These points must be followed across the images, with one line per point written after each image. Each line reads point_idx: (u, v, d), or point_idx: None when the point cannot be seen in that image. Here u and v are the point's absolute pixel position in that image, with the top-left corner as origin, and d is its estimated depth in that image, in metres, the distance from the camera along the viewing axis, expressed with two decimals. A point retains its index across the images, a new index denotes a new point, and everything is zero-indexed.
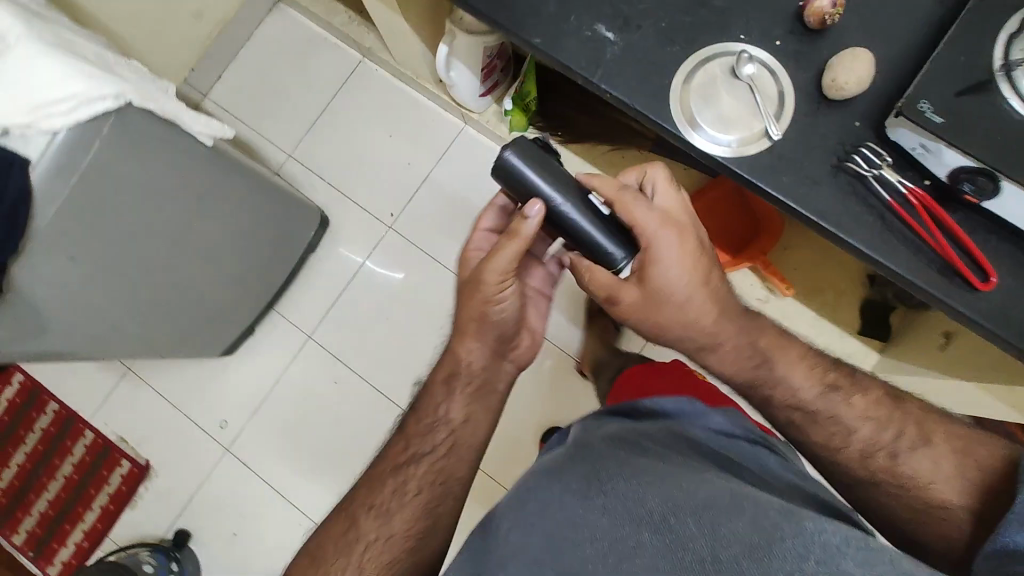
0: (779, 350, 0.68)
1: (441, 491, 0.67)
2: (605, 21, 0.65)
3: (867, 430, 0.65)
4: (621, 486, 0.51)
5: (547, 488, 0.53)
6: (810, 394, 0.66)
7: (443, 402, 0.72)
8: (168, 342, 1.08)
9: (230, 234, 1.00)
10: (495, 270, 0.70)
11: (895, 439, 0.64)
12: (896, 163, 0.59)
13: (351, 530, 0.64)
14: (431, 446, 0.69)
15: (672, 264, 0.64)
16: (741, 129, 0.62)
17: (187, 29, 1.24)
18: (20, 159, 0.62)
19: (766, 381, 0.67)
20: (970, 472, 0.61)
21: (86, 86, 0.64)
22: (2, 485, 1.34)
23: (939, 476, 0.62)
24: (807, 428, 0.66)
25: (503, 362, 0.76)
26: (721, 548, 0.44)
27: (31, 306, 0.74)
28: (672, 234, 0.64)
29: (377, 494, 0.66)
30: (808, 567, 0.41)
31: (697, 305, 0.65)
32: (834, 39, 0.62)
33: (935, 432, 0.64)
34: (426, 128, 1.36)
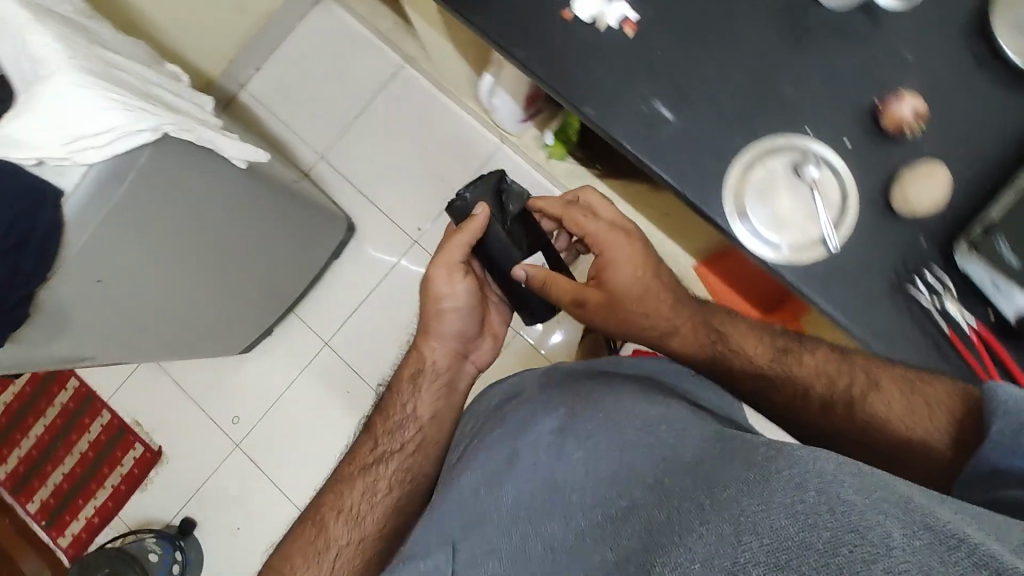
0: (731, 327, 0.67)
1: (410, 490, 0.67)
2: (664, 97, 0.61)
3: (819, 386, 0.59)
4: (596, 441, 0.50)
5: (543, 452, 0.52)
6: (760, 360, 0.63)
7: (410, 399, 0.72)
8: (186, 345, 1.09)
9: (247, 235, 0.99)
10: (449, 264, 0.73)
11: (846, 388, 0.57)
12: (960, 292, 0.56)
13: (320, 536, 0.64)
14: (401, 443, 0.69)
15: (624, 263, 0.68)
16: (796, 234, 0.59)
17: (226, 22, 1.23)
18: (54, 190, 0.62)
19: (722, 355, 0.65)
20: (927, 404, 0.52)
21: (125, 119, 0.63)
22: (21, 454, 1.38)
23: (897, 416, 0.54)
24: (766, 395, 0.62)
25: (465, 361, 0.77)
26: (715, 492, 0.38)
27: (57, 324, 0.74)
28: (621, 240, 0.69)
29: (345, 498, 0.66)
30: (805, 499, 0.34)
31: (653, 299, 0.68)
32: (910, 145, 0.58)
33: (882, 374, 0.55)
34: (462, 142, 1.33)
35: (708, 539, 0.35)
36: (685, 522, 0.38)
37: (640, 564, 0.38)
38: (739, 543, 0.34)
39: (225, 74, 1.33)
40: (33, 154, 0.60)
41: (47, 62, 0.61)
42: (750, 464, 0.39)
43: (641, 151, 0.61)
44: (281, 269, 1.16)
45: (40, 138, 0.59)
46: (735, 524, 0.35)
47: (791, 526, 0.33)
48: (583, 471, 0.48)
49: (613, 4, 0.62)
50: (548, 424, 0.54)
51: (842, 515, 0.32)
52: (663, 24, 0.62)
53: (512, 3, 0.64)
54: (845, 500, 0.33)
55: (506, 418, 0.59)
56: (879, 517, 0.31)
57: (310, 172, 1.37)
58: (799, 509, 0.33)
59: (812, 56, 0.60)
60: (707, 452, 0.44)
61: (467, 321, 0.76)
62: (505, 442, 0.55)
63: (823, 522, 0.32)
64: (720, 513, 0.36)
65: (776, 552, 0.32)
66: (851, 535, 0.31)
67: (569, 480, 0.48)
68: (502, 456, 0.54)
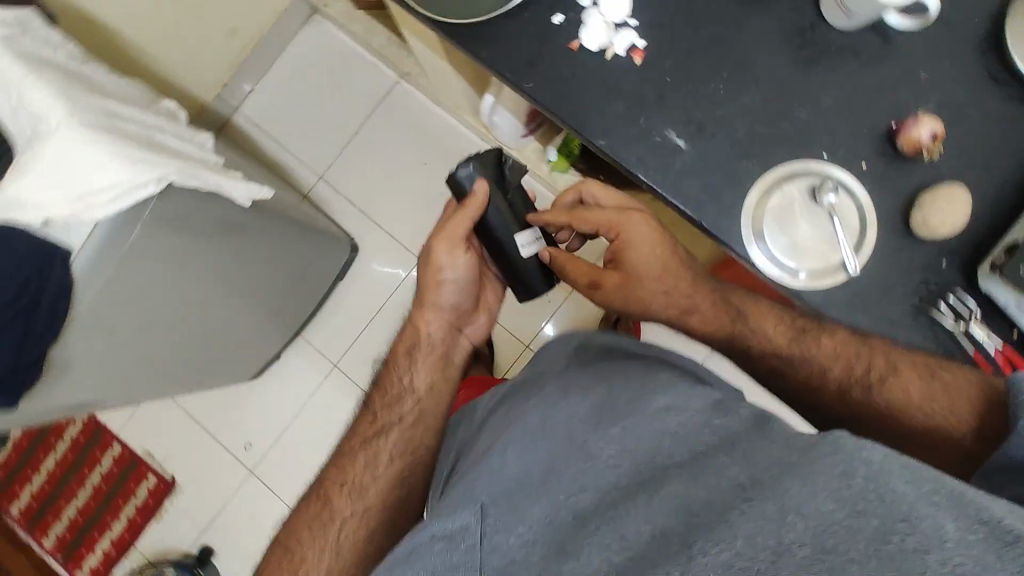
0: (750, 305, 0.68)
1: (411, 461, 0.68)
2: (677, 127, 0.61)
3: (838, 368, 0.60)
4: (631, 423, 0.50)
5: (580, 424, 0.53)
6: (780, 339, 0.64)
7: (407, 373, 0.72)
8: (194, 377, 1.08)
9: (263, 259, 0.99)
10: (449, 240, 0.70)
11: (864, 372, 0.59)
12: (984, 313, 0.56)
13: (325, 510, 0.65)
14: (399, 415, 0.69)
15: (642, 244, 0.66)
16: (816, 260, 0.58)
17: (217, 45, 1.22)
18: (62, 253, 0.61)
19: (742, 332, 0.66)
20: (950, 395, 0.55)
21: (130, 174, 0.62)
22: (33, 490, 1.37)
23: (919, 405, 0.56)
24: (785, 371, 0.64)
25: (461, 334, 0.76)
26: (761, 475, 0.40)
27: (70, 375, 0.74)
28: (633, 220, 0.67)
29: (348, 471, 0.67)
30: (854, 483, 0.35)
31: (672, 277, 0.67)
32: (927, 167, 0.57)
33: (903, 362, 0.57)
34: (461, 157, 1.31)
35: (752, 519, 0.36)
36: (729, 501, 0.39)
37: (680, 541, 0.37)
38: (785, 525, 0.35)
39: (218, 98, 1.33)
40: (40, 215, 0.59)
41: (48, 121, 0.60)
42: (794, 452, 0.41)
43: (655, 180, 0.61)
44: (287, 296, 1.16)
45: (44, 198, 0.58)
46: (780, 506, 0.36)
47: (839, 510, 0.34)
48: (622, 447, 0.48)
49: (621, 33, 0.61)
50: (583, 401, 0.56)
51: (892, 503, 0.33)
52: (672, 51, 0.61)
53: (518, 36, 0.63)
54: (893, 487, 0.34)
55: (535, 397, 0.61)
56: (930, 508, 0.33)
57: (309, 193, 1.35)
58: (846, 494, 0.35)
59: (825, 79, 0.59)
60: (745, 437, 0.46)
61: (463, 295, 0.73)
62: (541, 412, 0.57)
63: (872, 510, 0.33)
64: (766, 493, 0.37)
65: (822, 534, 0.33)
66: (901, 522, 0.32)
67: (604, 452, 0.49)
68: (536, 419, 0.56)
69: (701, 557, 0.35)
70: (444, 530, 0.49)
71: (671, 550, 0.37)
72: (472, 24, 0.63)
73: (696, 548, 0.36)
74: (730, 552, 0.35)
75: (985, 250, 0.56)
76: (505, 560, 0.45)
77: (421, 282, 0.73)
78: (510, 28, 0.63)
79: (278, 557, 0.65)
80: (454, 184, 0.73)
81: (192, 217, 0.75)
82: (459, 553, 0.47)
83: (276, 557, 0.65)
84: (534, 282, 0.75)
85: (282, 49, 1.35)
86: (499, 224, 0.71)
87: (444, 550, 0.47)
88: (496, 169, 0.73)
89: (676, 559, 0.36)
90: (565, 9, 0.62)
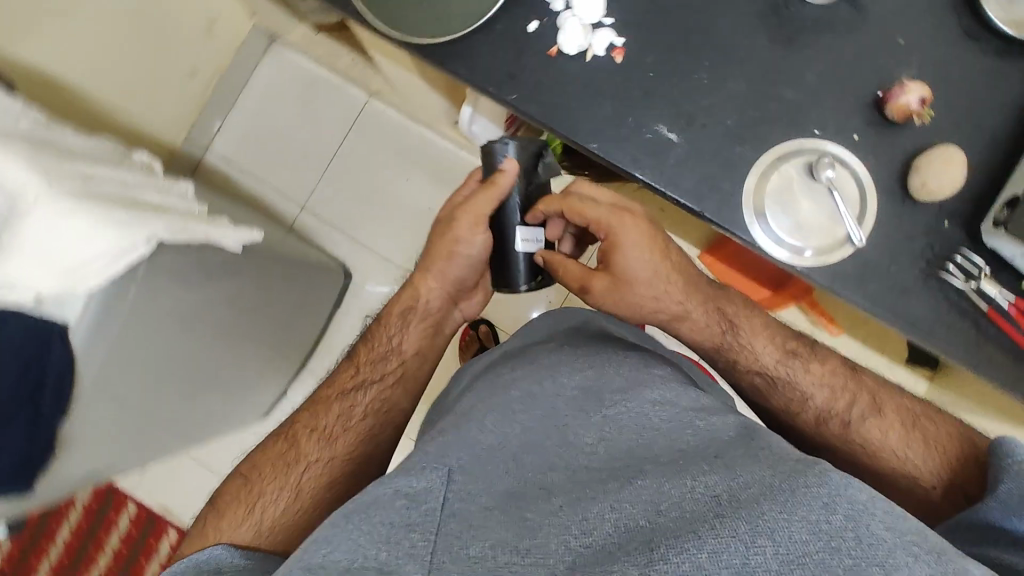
0: (746, 321, 0.70)
1: (385, 419, 0.70)
2: (666, 121, 0.60)
3: (821, 397, 0.65)
4: (624, 414, 0.54)
5: (565, 405, 0.57)
6: (771, 360, 0.68)
7: (398, 333, 0.75)
8: (202, 428, 1.06)
9: (259, 319, 1.00)
10: (469, 211, 0.71)
11: (849, 408, 0.64)
12: (992, 268, 0.56)
13: (291, 450, 0.64)
14: (382, 373, 0.72)
15: (631, 247, 0.69)
16: (822, 236, 0.59)
17: (180, 87, 1.19)
18: (60, 327, 0.59)
19: (731, 345, 0.69)
20: (929, 444, 0.61)
21: (120, 239, 0.60)
22: (51, 563, 1.33)
23: (897, 448, 0.62)
24: (767, 392, 0.68)
25: (455, 308, 0.80)
26: (739, 489, 0.43)
27: (81, 449, 0.72)
28: (625, 223, 0.69)
29: (320, 417, 0.67)
30: (834, 518, 0.39)
31: (660, 279, 0.70)
32: (917, 131, 0.58)
33: (888, 404, 0.64)
34: (442, 168, 1.30)
35: (722, 533, 0.39)
36: (702, 512, 0.41)
37: (643, 542, 0.40)
38: (753, 545, 0.38)
39: (187, 140, 1.29)
40: (31, 293, 0.57)
41: (22, 190, 0.57)
42: (779, 472, 0.44)
43: (652, 176, 0.60)
44: (286, 334, 1.14)
45: (33, 275, 0.56)
46: (753, 525, 0.39)
47: (811, 542, 0.38)
48: (602, 434, 0.53)
49: (599, 33, 0.61)
50: (570, 380, 0.59)
51: (867, 547, 0.37)
52: (652, 46, 0.61)
53: (495, 49, 0.62)
54: (873, 533, 0.38)
55: (519, 367, 0.64)
56: (905, 558, 0.37)
57: (294, 225, 1.33)
58: (823, 528, 0.38)
59: (806, 55, 0.59)
60: (729, 449, 0.49)
61: (469, 271, 0.76)
62: (525, 384, 0.60)
63: (846, 550, 0.37)
64: (742, 510, 0.40)
65: (786, 563, 0.37)
66: (874, 566, 0.36)
67: (585, 441, 0.53)
68: (520, 394, 0.59)
69: (664, 561, 0.38)
70: (409, 488, 0.49)
71: (635, 547, 0.40)
72: (447, 42, 0.62)
73: (660, 552, 0.39)
74: (693, 561, 0.38)
75: (984, 206, 0.57)
76: (463, 525, 0.45)
77: (431, 248, 0.75)
78: (486, 41, 0.62)
79: (232, 491, 0.62)
80: (487, 156, 0.73)
81: (188, 268, 0.74)
82: (419, 513, 0.47)
83: (228, 493, 0.62)
84: (517, 281, 0.75)
85: (246, 82, 1.33)
86: (513, 208, 0.73)
87: (405, 506, 0.47)
88: (531, 159, 0.73)
89: (638, 558, 0.39)
90: (539, 15, 0.62)
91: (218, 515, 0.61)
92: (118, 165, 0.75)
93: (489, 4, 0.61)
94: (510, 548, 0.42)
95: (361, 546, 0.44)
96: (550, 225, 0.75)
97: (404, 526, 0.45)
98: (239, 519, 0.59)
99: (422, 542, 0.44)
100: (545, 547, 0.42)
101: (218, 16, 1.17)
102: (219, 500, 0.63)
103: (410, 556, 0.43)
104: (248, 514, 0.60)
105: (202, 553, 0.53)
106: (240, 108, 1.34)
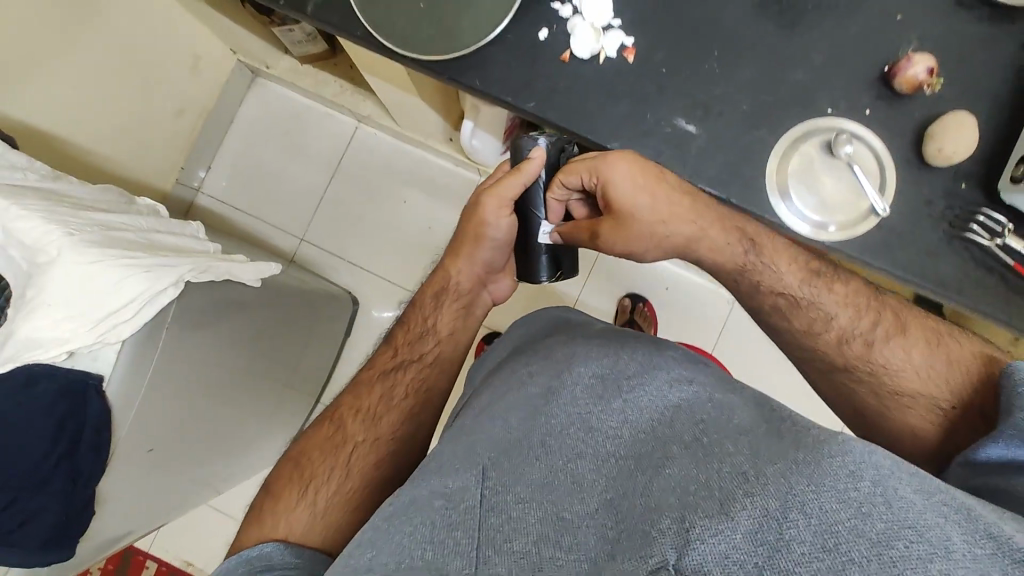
0: (768, 241, 0.65)
1: (424, 400, 0.69)
2: (684, 113, 0.62)
3: (845, 317, 0.63)
4: (643, 395, 0.50)
5: (583, 394, 0.51)
6: (795, 281, 0.64)
7: (432, 314, 0.74)
8: (224, 472, 1.03)
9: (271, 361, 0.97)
10: (494, 199, 0.70)
11: (872, 328, 0.62)
12: (1013, 224, 0.58)
13: (338, 433, 0.64)
14: (420, 353, 0.71)
15: (626, 186, 0.62)
16: (846, 210, 0.60)
17: (168, 129, 1.18)
18: (96, 379, 0.58)
19: (754, 267, 0.65)
20: (950, 362, 0.58)
21: (149, 282, 0.59)
22: None
23: (916, 367, 0.59)
24: (790, 314, 0.64)
25: (483, 289, 0.78)
26: (764, 465, 0.38)
27: (112, 505, 0.69)
28: (611, 161, 0.62)
29: (364, 399, 0.67)
30: (864, 487, 0.34)
31: (665, 206, 0.63)
32: (924, 101, 0.60)
33: (911, 322, 0.62)
34: (439, 187, 1.30)
35: (754, 513, 0.35)
36: (730, 489, 0.37)
37: (677, 520, 0.36)
38: (785, 519, 0.33)
39: (178, 183, 1.28)
40: (65, 349, 0.56)
41: (45, 245, 0.56)
42: (802, 446, 0.39)
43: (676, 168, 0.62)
44: (302, 369, 1.12)
45: (65, 331, 0.55)
46: (783, 499, 0.34)
47: (842, 510, 0.33)
48: (625, 417, 0.48)
49: (609, 35, 0.62)
50: (588, 369, 0.54)
51: (898, 510, 0.33)
52: (661, 42, 0.62)
53: (507, 59, 0.63)
54: (902, 496, 0.34)
55: (536, 363, 0.60)
56: (936, 520, 0.32)
57: (294, 257, 1.32)
58: (853, 496, 0.34)
59: (811, 39, 0.61)
60: (754, 428, 0.44)
61: (499, 252, 0.75)
62: (544, 379, 0.55)
63: (878, 515, 0.33)
64: (771, 484, 0.36)
65: (823, 534, 0.32)
66: (906, 529, 0.32)
67: (609, 425, 0.47)
68: (541, 389, 0.54)
69: (700, 541, 0.34)
70: (444, 488, 0.47)
71: (666, 527, 0.36)
72: (459, 56, 0.63)
73: (695, 532, 0.35)
74: (727, 543, 0.34)
75: (997, 165, 0.59)
76: (502, 517, 0.43)
77: (461, 231, 0.74)
78: (499, 52, 0.63)
79: (285, 476, 0.61)
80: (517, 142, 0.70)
81: (208, 314, 0.71)
82: (459, 512, 0.44)
83: (280, 478, 0.61)
84: (538, 273, 0.75)
85: (231, 119, 1.33)
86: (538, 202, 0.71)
87: (444, 505, 0.45)
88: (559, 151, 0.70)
89: (672, 538, 0.35)
90: (548, 22, 0.63)
91: (271, 499, 0.60)
92: (130, 209, 0.74)
93: (498, 16, 0.62)
94: (551, 542, 0.40)
95: (406, 548, 0.43)
96: (574, 207, 0.73)
97: (446, 525, 0.43)
98: (294, 501, 0.59)
99: (466, 539, 0.42)
100: (582, 543, 0.39)
101: (201, 51, 1.15)
102: (270, 486, 0.62)
103: (456, 554, 0.41)
104: (302, 496, 0.59)
105: (255, 550, 0.54)
106: (226, 146, 1.34)
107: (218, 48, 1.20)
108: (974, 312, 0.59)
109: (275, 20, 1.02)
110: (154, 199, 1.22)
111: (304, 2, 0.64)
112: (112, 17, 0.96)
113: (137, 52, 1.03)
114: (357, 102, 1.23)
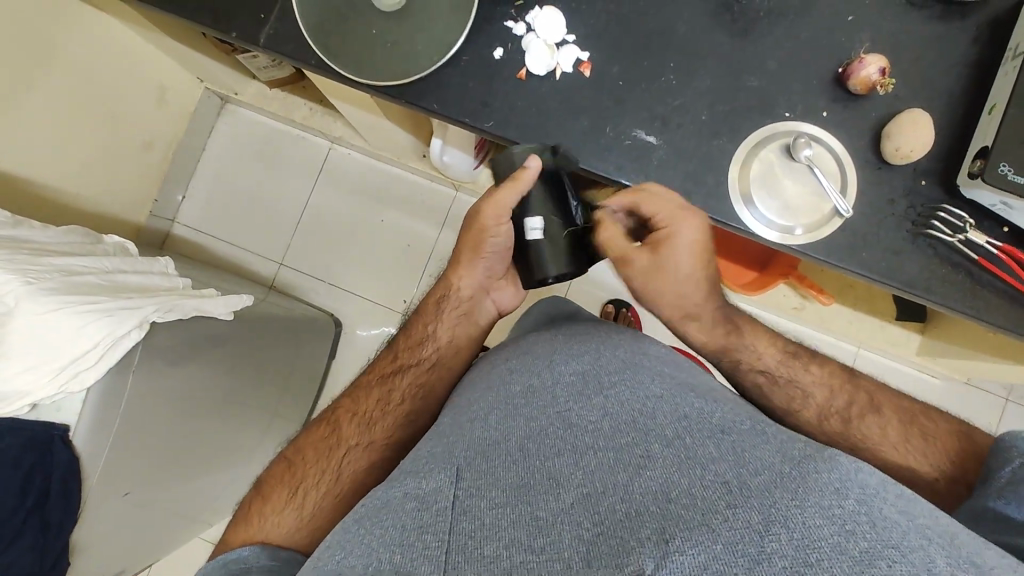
0: (747, 325, 0.68)
1: (420, 407, 0.64)
2: (643, 125, 0.62)
3: (820, 394, 0.63)
4: (624, 393, 0.48)
5: (564, 392, 0.50)
6: (773, 359, 0.66)
7: (432, 321, 0.70)
8: (209, 507, 1.02)
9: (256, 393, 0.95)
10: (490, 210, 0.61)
11: (847, 405, 0.62)
12: (974, 219, 0.58)
13: (332, 436, 0.61)
14: (419, 359, 0.67)
15: (683, 251, 0.59)
16: (809, 213, 0.61)
17: (139, 160, 1.17)
18: (61, 429, 0.57)
19: (735, 347, 0.66)
20: (927, 439, 0.58)
21: (110, 327, 0.58)
22: None
23: (892, 440, 0.58)
24: (767, 390, 0.64)
25: (487, 297, 0.72)
26: (749, 476, 0.37)
27: (88, 552, 0.68)
28: (689, 224, 0.58)
29: (361, 403, 0.64)
30: (847, 505, 0.33)
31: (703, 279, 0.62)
32: (877, 102, 0.60)
33: (886, 403, 0.61)
34: (416, 203, 1.28)
35: (735, 525, 0.34)
36: (713, 499, 0.36)
37: (655, 530, 0.35)
38: (768, 533, 0.33)
39: (152, 215, 1.26)
40: (26, 401, 0.56)
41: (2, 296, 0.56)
42: (786, 459, 0.38)
43: (638, 181, 0.62)
44: (285, 398, 1.10)
45: (30, 383, 0.56)
46: (765, 514, 0.34)
47: (826, 526, 0.32)
48: (604, 413, 0.47)
49: (564, 50, 0.62)
50: (568, 367, 0.53)
51: (883, 530, 0.32)
52: (616, 56, 0.62)
53: (463, 80, 0.63)
54: (887, 517, 0.32)
55: (515, 357, 0.58)
56: (920, 541, 0.31)
57: (275, 282, 1.31)
58: (837, 513, 0.33)
59: (766, 43, 0.61)
60: (738, 427, 0.43)
61: (498, 257, 0.68)
62: (525, 376, 0.54)
63: (862, 533, 0.31)
64: (754, 497, 0.35)
65: (805, 548, 0.31)
66: (889, 548, 0.30)
67: (587, 421, 0.46)
68: (522, 388, 0.52)
69: (680, 552, 0.33)
70: (420, 490, 0.44)
71: (645, 537, 0.35)
72: (416, 80, 0.63)
73: (674, 545, 0.34)
74: (708, 554, 0.33)
75: (954, 161, 0.59)
76: (476, 522, 0.40)
77: (461, 238, 0.68)
78: (454, 75, 0.63)
79: (276, 475, 0.59)
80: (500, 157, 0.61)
81: (181, 349, 0.70)
82: (433, 513, 0.41)
83: (271, 478, 0.59)
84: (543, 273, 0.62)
85: (203, 146, 1.32)
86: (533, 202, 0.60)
87: (416, 508, 0.42)
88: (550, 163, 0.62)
89: (651, 548, 0.34)
90: (503, 42, 0.63)
91: (261, 501, 0.58)
92: (96, 251, 0.73)
93: (451, 38, 0.62)
94: (524, 545, 0.38)
95: (376, 551, 0.40)
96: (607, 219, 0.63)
97: (419, 527, 0.41)
98: (283, 502, 0.56)
99: (437, 542, 0.39)
100: (557, 543, 0.37)
101: (167, 83, 1.15)
102: (261, 486, 0.60)
103: (426, 557, 0.38)
104: (290, 498, 0.57)
105: (233, 553, 0.52)
106: (201, 173, 1.33)
107: (185, 78, 1.19)
108: (945, 309, 0.59)
109: (237, 47, 1.02)
110: (127, 233, 1.21)
111: (256, 34, 0.64)
112: (74, 55, 0.96)
113: (100, 85, 1.02)
114: (328, 123, 1.23)
